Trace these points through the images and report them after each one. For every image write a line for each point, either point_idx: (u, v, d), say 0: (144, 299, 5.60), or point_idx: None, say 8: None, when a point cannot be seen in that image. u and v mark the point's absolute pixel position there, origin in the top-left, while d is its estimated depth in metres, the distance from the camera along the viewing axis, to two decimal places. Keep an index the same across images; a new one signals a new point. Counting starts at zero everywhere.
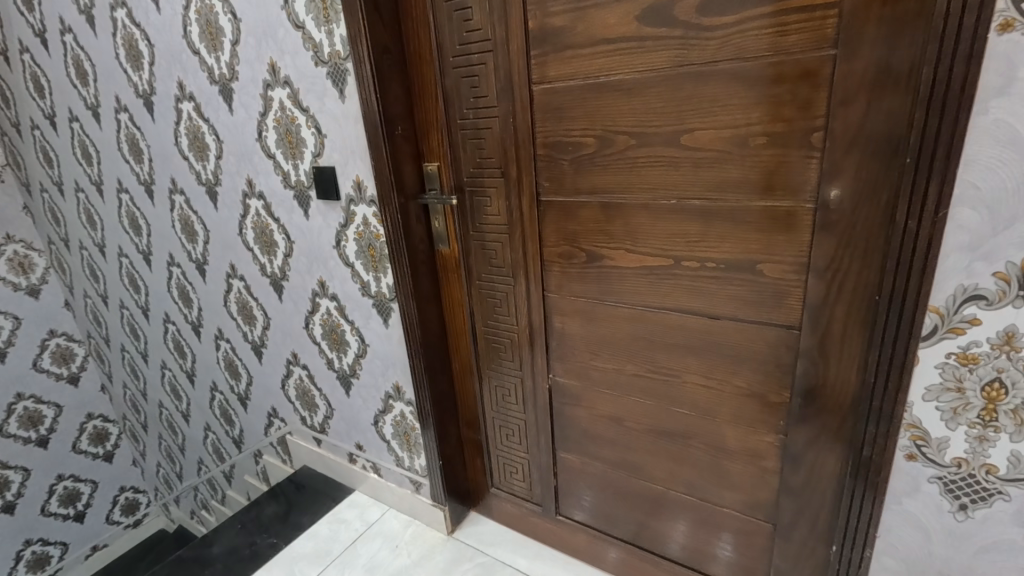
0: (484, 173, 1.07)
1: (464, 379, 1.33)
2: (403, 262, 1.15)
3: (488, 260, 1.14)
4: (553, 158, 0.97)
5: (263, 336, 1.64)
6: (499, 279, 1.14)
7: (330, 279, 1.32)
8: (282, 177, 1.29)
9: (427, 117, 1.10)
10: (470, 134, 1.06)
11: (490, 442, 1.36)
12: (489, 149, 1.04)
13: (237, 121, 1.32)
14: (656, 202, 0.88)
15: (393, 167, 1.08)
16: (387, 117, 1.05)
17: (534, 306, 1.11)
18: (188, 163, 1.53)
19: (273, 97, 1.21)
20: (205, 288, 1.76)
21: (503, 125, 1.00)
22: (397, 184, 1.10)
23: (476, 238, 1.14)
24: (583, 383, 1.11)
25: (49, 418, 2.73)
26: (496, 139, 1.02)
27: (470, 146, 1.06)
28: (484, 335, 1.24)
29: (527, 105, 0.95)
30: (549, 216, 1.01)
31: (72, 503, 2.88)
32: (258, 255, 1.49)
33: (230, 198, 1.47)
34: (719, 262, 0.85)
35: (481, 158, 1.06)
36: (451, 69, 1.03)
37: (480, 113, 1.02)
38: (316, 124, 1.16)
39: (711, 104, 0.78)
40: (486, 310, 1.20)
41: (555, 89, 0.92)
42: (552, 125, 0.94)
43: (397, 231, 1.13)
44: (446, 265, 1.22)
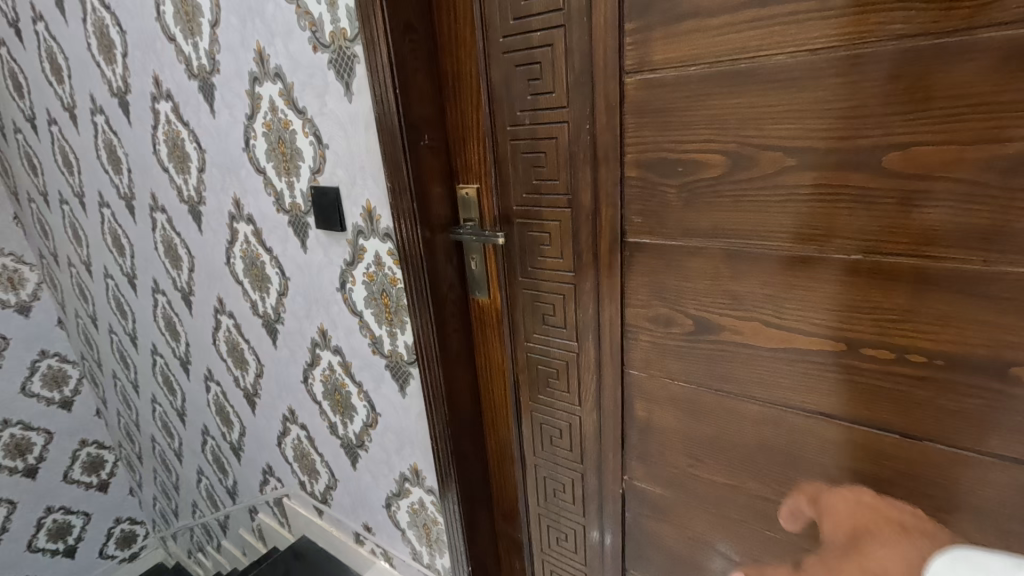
0: (542, 199, 0.76)
1: (501, 462, 1.02)
2: (426, 318, 0.85)
3: (542, 316, 0.84)
4: (648, 183, 0.66)
5: (256, 384, 1.36)
6: (557, 344, 0.84)
7: (332, 329, 1.03)
8: (274, 199, 1.01)
9: (463, 122, 0.80)
10: (523, 146, 0.75)
11: (532, 542, 1.05)
12: (551, 167, 0.74)
13: (220, 125, 1.04)
14: (823, 256, 0.56)
15: (416, 190, 0.79)
16: (408, 122, 0.75)
17: (605, 381, 0.80)
18: (168, 176, 1.26)
19: (261, 95, 0.92)
20: (192, 322, 1.49)
21: (574, 134, 0.70)
22: (421, 214, 0.80)
23: (526, 286, 0.83)
24: (673, 492, 0.80)
25: (38, 446, 2.51)
26: (562, 153, 0.72)
27: (523, 162, 0.76)
28: (530, 412, 0.93)
29: (614, 107, 0.65)
30: (635, 265, 0.71)
31: (63, 536, 2.66)
32: (248, 291, 1.21)
33: (215, 220, 1.19)
34: (930, 355, 0.53)
35: (537, 179, 0.76)
36: (500, 55, 0.73)
37: (539, 116, 0.72)
38: (315, 131, 0.86)
39: (949, 103, 0.46)
40: (533, 381, 0.90)
41: (658, 82, 0.61)
42: (651, 133, 0.63)
43: (421, 276, 0.83)
44: (484, 319, 0.92)
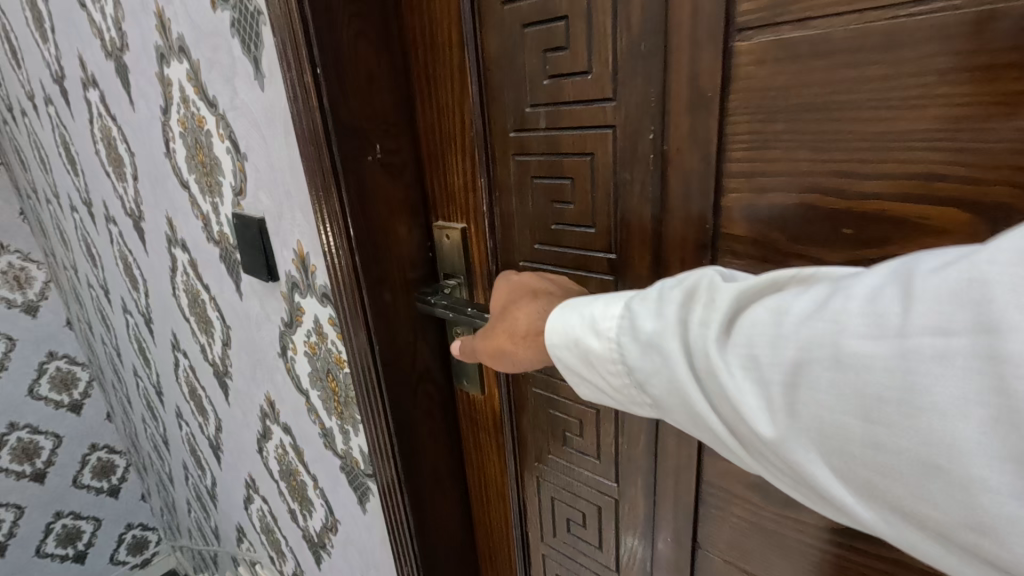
0: (566, 258, 0.45)
1: None
2: (383, 424, 0.56)
3: (560, 433, 0.53)
4: (765, 250, 0.34)
5: (218, 437, 1.12)
6: (584, 478, 0.53)
7: (279, 401, 0.76)
8: (203, 224, 0.74)
9: (438, 124, 0.49)
10: (534, 166, 0.44)
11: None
12: (582, 206, 0.42)
13: (141, 122, 0.77)
14: None
15: (361, 233, 0.49)
16: (340, 127, 0.45)
17: (659, 552, 0.49)
18: (111, 183, 1.02)
19: (171, 80, 0.64)
20: (158, 352, 1.26)
21: (626, 149, 0.38)
22: (371, 270, 0.50)
23: (539, 386, 0.53)
24: None
25: (47, 451, 1.99)
26: (603, 183, 0.40)
27: (533, 194, 0.45)
28: (541, 557, 0.62)
29: (710, 102, 0.34)
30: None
31: (73, 542, 2.12)
32: (196, 333, 0.95)
33: (157, 242, 0.94)
34: None
35: (558, 224, 0.44)
36: (497, 10, 0.42)
37: (562, 116, 0.41)
38: (231, 134, 0.58)
39: None
40: (546, 519, 0.59)
41: (805, 49, 0.29)
42: (782, 154, 0.32)
43: (372, 364, 0.53)
44: (475, 419, 0.61)
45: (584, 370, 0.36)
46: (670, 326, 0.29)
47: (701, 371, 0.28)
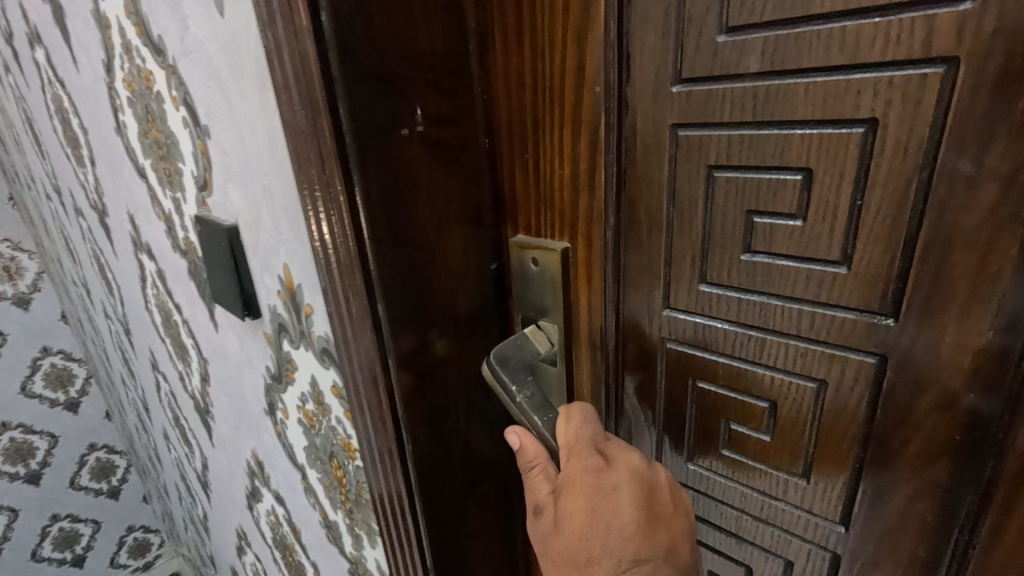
0: (768, 312, 0.26)
1: None
2: (419, 557, 0.36)
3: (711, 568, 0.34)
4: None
5: (204, 474, 0.94)
6: None
7: (268, 463, 0.57)
8: (168, 229, 0.54)
9: (533, 70, 0.27)
10: (720, 148, 0.24)
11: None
12: (825, 221, 0.23)
13: (88, 89, 0.57)
14: None
15: (386, 268, 0.27)
16: (359, 75, 0.24)
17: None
18: (73, 168, 0.82)
19: (110, 20, 0.44)
20: (139, 366, 1.08)
21: (980, 108, 0.19)
22: (403, 330, 0.29)
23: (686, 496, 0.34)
24: None
25: (43, 451, 1.36)
26: (893, 179, 0.21)
27: (712, 201, 0.26)
28: None
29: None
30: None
31: (69, 547, 1.47)
32: (173, 358, 0.77)
33: (123, 244, 0.74)
34: None
35: (754, 252, 0.25)
36: None
37: (810, 42, 0.21)
38: (186, 96, 0.37)
39: None
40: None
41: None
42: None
43: (404, 478, 0.32)
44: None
45: None
46: None
47: None
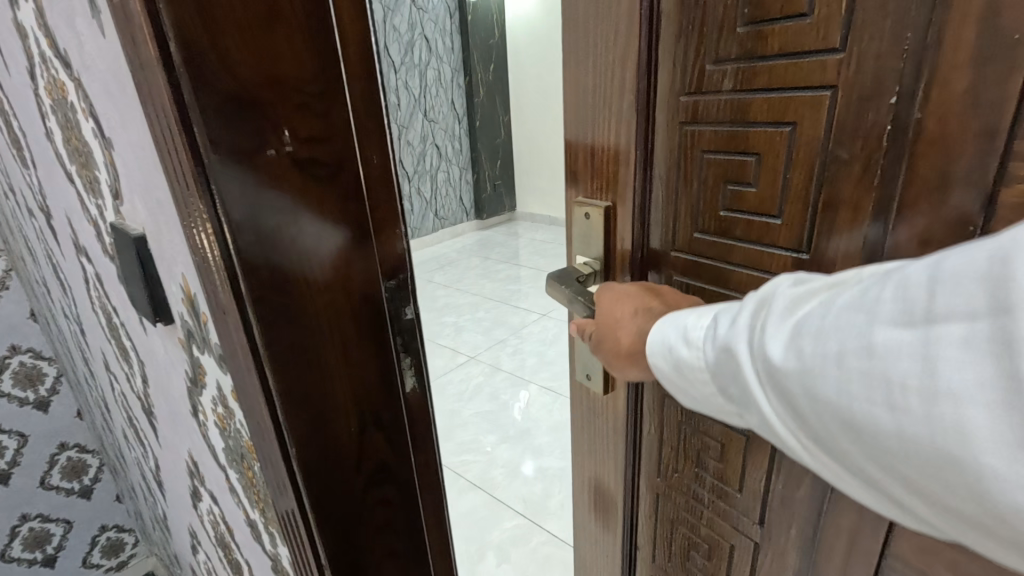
0: (736, 253, 0.34)
1: None
2: (311, 567, 0.37)
3: (693, 459, 0.42)
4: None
5: (159, 473, 0.94)
6: (719, 537, 0.43)
7: (202, 464, 0.57)
8: (96, 233, 0.54)
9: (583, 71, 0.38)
10: (706, 134, 0.33)
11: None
12: (769, 192, 0.31)
13: (21, 95, 0.57)
14: None
15: (259, 288, 0.29)
16: (212, 97, 0.25)
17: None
18: (21, 171, 0.82)
19: (27, 30, 0.44)
20: (97, 368, 1.07)
21: (855, 113, 0.27)
22: (281, 344, 0.31)
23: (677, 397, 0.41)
24: None
25: (11, 451, 1.19)
26: (806, 160, 0.29)
27: (699, 173, 0.35)
28: None
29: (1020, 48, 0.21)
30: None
31: (41, 548, 1.31)
32: (120, 360, 0.77)
33: (67, 247, 0.74)
34: None
35: (726, 209, 0.34)
36: None
37: (755, 68, 0.30)
38: (91, 108, 0.38)
39: None
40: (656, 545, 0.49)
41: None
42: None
43: (293, 488, 0.34)
44: (585, 418, 0.50)
45: (671, 375, 0.31)
46: (740, 333, 0.26)
47: (764, 377, 0.24)
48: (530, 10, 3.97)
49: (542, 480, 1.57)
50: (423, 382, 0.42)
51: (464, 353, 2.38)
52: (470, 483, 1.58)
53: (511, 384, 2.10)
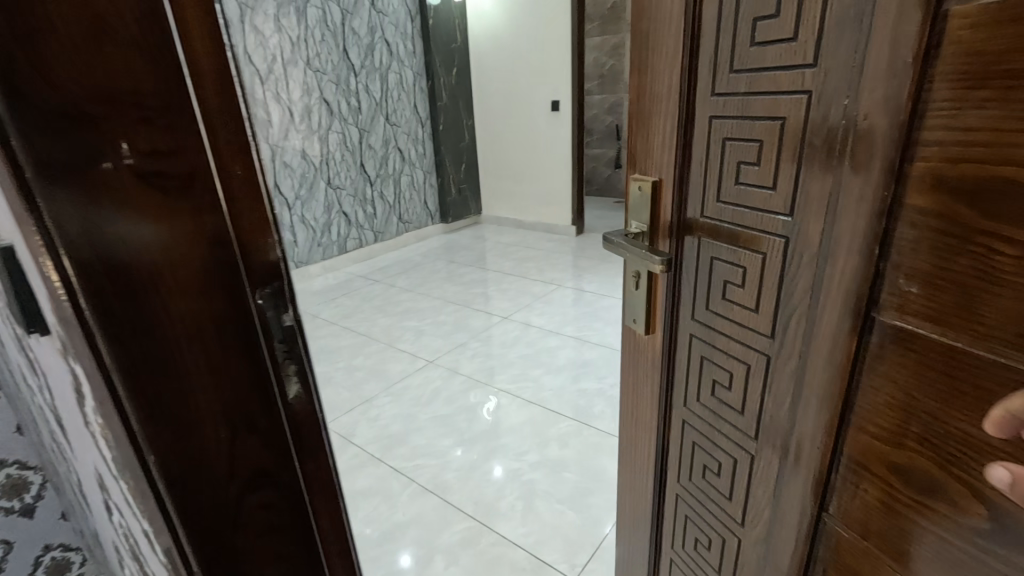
0: (746, 217, 0.54)
1: (634, 525, 0.88)
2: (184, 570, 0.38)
3: (711, 382, 0.64)
4: (1000, 210, 0.33)
5: (80, 486, 0.91)
6: (731, 417, 0.62)
7: (104, 476, 0.56)
8: None
9: (653, 89, 0.61)
10: (728, 134, 0.53)
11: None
12: (767, 168, 0.50)
13: None
14: None
15: (104, 305, 0.30)
16: (29, 110, 0.26)
17: (783, 504, 0.56)
18: None
19: None
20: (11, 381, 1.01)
21: (817, 114, 0.44)
22: (131, 360, 0.32)
23: (701, 334, 0.64)
24: None
25: None
26: (793, 144, 0.47)
27: (724, 160, 0.55)
28: (676, 495, 0.76)
29: (909, 68, 0.36)
30: (904, 355, 0.41)
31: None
32: (29, 370, 0.74)
33: None
34: None
35: (742, 183, 0.53)
36: None
37: (760, 81, 0.49)
38: None
39: None
40: (685, 453, 0.72)
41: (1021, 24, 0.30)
42: (988, 117, 0.32)
43: (157, 498, 0.35)
44: (638, 356, 0.76)
45: None
46: None
47: None
48: (495, 16, 4.00)
49: (494, 480, 1.59)
50: (309, 387, 0.43)
51: (424, 357, 2.38)
52: (424, 486, 1.58)
53: (469, 386, 2.11)
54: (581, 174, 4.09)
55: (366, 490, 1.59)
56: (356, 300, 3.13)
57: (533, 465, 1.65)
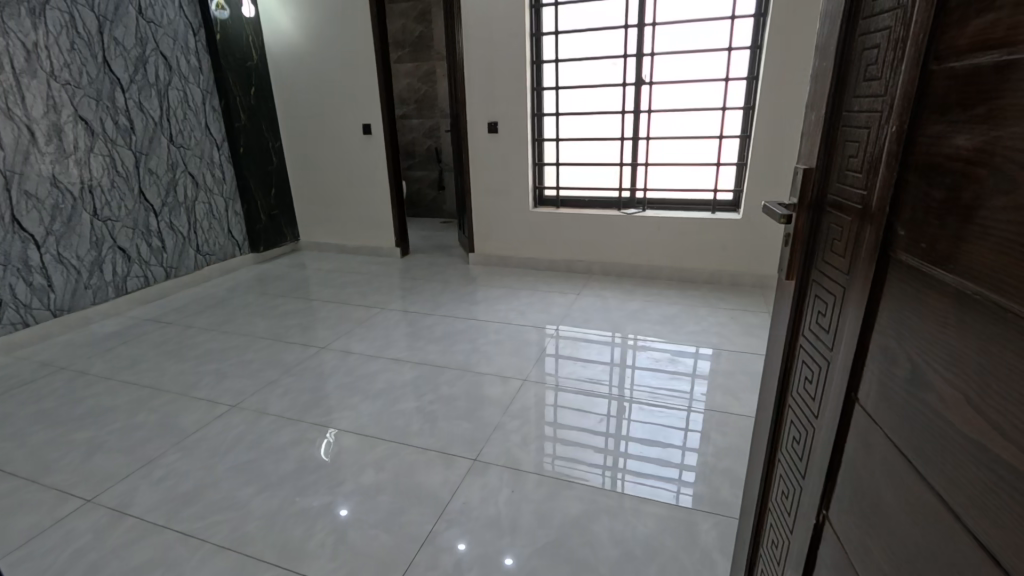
0: (844, 191, 0.65)
1: (761, 441, 0.98)
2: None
3: (813, 318, 0.74)
4: (936, 176, 0.48)
5: None
6: (819, 351, 0.72)
7: None
8: None
9: (816, 99, 0.74)
10: (846, 131, 0.66)
11: (751, 525, 1.04)
12: (860, 157, 0.62)
13: None
14: (935, 329, 0.48)
15: None
16: None
17: (833, 405, 0.67)
18: None
19: None
20: None
21: (882, 124, 0.56)
22: None
23: (813, 280, 0.75)
24: (836, 499, 0.67)
25: None
26: (868, 144, 0.60)
27: (842, 149, 0.67)
28: (788, 413, 0.85)
29: (911, 102, 0.51)
30: (891, 280, 0.54)
31: None
32: None
33: None
34: (936, 455, 0.48)
35: (846, 168, 0.65)
36: (854, 36, 0.64)
37: (863, 103, 0.61)
38: None
39: (1008, 254, 0.39)
40: (796, 383, 0.81)
41: (964, 73, 0.44)
42: (939, 130, 0.47)
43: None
44: (782, 303, 0.88)
45: None
46: None
47: None
48: (292, 38, 3.86)
49: (304, 521, 1.50)
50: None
51: (226, 402, 2.15)
52: (219, 545, 1.43)
53: (281, 426, 1.97)
54: (399, 197, 4.11)
55: (143, 565, 1.37)
56: (141, 347, 2.69)
57: (348, 496, 1.60)
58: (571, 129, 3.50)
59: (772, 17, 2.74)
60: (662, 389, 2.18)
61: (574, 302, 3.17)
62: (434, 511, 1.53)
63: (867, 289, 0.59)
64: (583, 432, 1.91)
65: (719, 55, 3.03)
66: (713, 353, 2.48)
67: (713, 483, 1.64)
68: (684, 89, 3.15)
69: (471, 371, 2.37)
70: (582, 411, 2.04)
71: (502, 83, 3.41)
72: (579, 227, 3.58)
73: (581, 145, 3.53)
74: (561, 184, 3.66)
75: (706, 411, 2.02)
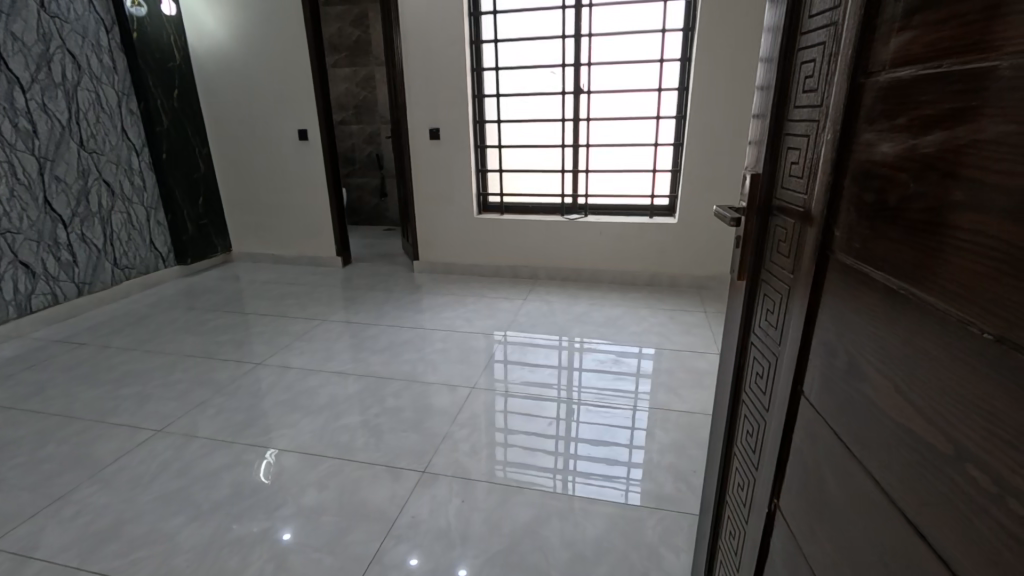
0: (788, 197, 0.69)
1: (719, 435, 1.02)
2: None
3: (763, 315, 0.78)
4: (866, 183, 0.51)
5: None
6: (769, 348, 0.76)
7: None
8: None
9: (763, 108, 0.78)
10: (789, 139, 0.70)
11: (710, 518, 1.07)
12: (802, 164, 0.65)
13: None
14: (868, 324, 0.51)
15: None
16: None
17: (781, 398, 0.71)
18: None
19: None
20: None
21: (819, 133, 0.60)
22: None
23: (762, 280, 0.79)
24: (787, 486, 0.70)
25: None
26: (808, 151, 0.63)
27: (785, 157, 0.71)
28: (742, 406, 0.89)
29: (844, 112, 0.54)
30: (832, 279, 0.58)
31: None
32: None
33: None
34: (871, 441, 0.51)
35: (789, 175, 0.69)
36: (795, 50, 0.68)
37: (803, 113, 0.65)
38: None
39: (930, 252, 0.43)
40: (749, 378, 0.85)
41: (890, 86, 0.47)
42: (869, 138, 0.51)
43: None
44: (733, 302, 0.92)
45: None
46: None
47: None
48: (219, 39, 3.67)
49: (240, 548, 1.42)
50: None
51: (149, 427, 1.99)
52: None
53: (213, 450, 1.85)
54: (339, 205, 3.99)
55: None
56: (49, 372, 2.45)
57: (288, 519, 1.52)
58: (513, 136, 3.53)
59: (700, 32, 2.89)
60: (607, 389, 2.23)
61: (520, 307, 3.20)
62: (380, 528, 1.48)
63: (810, 287, 0.62)
64: (532, 436, 1.91)
65: (651, 67, 3.16)
66: (655, 353, 2.56)
67: (657, 479, 1.69)
68: (620, 98, 3.26)
69: (417, 381, 2.32)
70: (531, 415, 2.05)
71: (443, 89, 3.39)
72: (523, 233, 3.62)
73: (523, 151, 3.56)
74: (505, 190, 3.68)
75: (649, 409, 2.08)
